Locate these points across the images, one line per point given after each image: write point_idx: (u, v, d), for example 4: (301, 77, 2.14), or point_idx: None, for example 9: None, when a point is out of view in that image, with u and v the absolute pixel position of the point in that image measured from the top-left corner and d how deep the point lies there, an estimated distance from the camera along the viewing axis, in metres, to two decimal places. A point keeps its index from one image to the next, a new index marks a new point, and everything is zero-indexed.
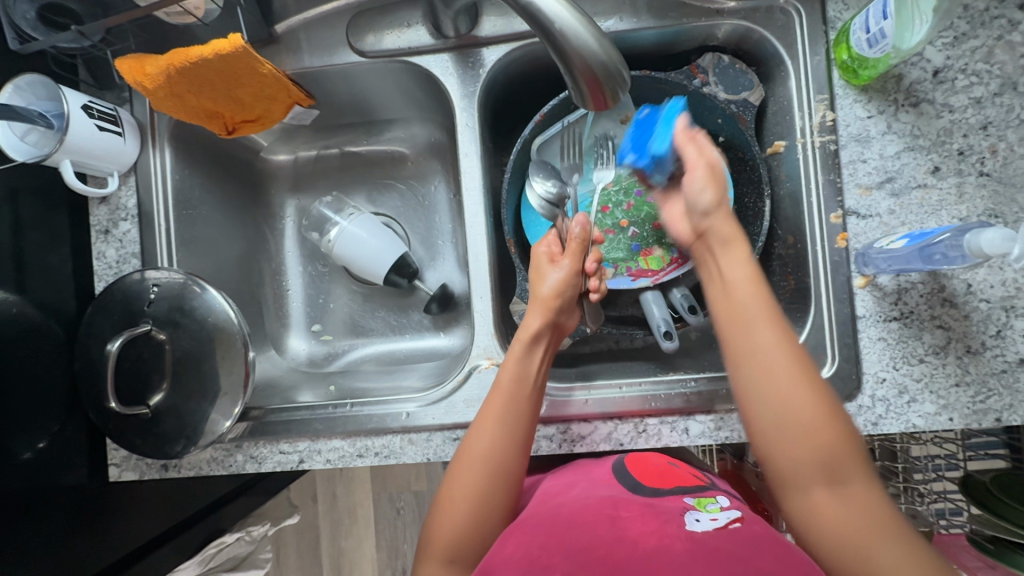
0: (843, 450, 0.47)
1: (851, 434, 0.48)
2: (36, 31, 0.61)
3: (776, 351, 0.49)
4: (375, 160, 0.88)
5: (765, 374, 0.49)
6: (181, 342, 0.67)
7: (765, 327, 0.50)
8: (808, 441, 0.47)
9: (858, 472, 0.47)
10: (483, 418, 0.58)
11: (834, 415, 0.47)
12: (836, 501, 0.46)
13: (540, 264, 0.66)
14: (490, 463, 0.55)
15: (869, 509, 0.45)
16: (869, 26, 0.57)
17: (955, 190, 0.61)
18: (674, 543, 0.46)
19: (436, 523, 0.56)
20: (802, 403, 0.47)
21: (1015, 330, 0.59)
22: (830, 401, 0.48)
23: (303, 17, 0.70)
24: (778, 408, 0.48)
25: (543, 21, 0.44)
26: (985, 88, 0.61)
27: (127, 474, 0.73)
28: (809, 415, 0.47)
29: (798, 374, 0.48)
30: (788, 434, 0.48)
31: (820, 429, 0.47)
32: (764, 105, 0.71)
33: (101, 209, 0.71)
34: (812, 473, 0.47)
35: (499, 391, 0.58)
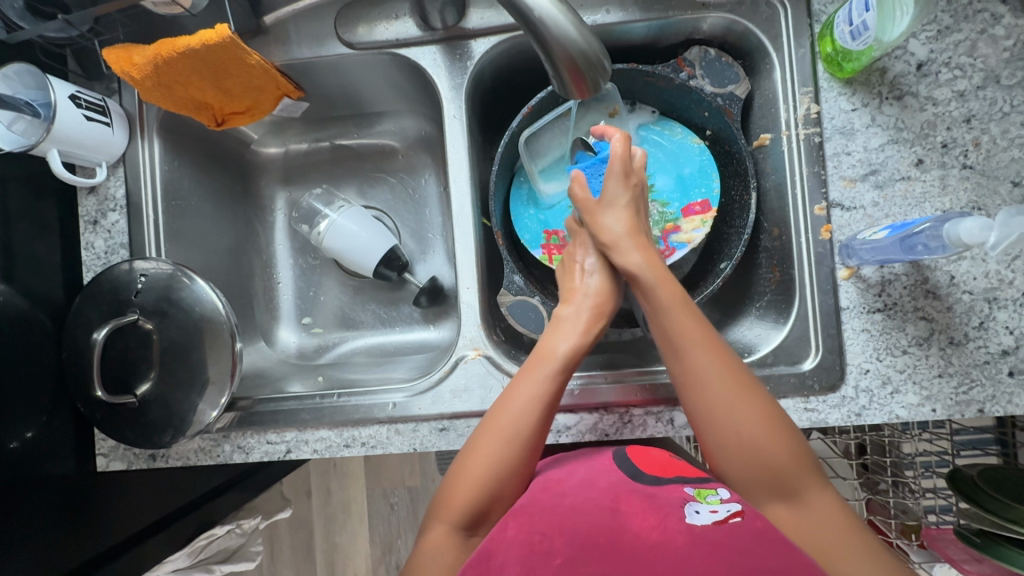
0: (793, 463, 0.51)
1: (802, 449, 0.52)
2: (23, 19, 0.60)
3: (715, 371, 0.53)
4: (365, 154, 0.88)
5: (708, 397, 0.53)
6: (169, 331, 0.67)
7: (704, 348, 0.54)
8: (759, 461, 0.51)
9: (810, 482, 0.50)
10: (522, 390, 0.59)
11: (776, 424, 0.52)
12: (796, 512, 0.50)
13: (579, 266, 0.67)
14: (528, 437, 0.56)
15: (828, 519, 0.49)
16: (852, 18, 0.57)
17: (938, 182, 0.61)
18: (676, 539, 0.46)
19: (451, 489, 0.55)
20: (746, 419, 0.52)
21: (997, 322, 0.60)
22: (775, 416, 0.52)
23: (292, 8, 0.70)
24: (726, 430, 0.52)
25: (522, 10, 0.44)
26: (969, 81, 0.61)
27: (114, 463, 0.72)
28: (756, 433, 0.51)
29: (739, 392, 0.53)
30: (740, 450, 0.52)
31: (765, 443, 0.51)
32: (751, 98, 0.72)
33: (90, 199, 0.71)
34: (767, 492, 0.51)
35: (551, 364, 0.59)
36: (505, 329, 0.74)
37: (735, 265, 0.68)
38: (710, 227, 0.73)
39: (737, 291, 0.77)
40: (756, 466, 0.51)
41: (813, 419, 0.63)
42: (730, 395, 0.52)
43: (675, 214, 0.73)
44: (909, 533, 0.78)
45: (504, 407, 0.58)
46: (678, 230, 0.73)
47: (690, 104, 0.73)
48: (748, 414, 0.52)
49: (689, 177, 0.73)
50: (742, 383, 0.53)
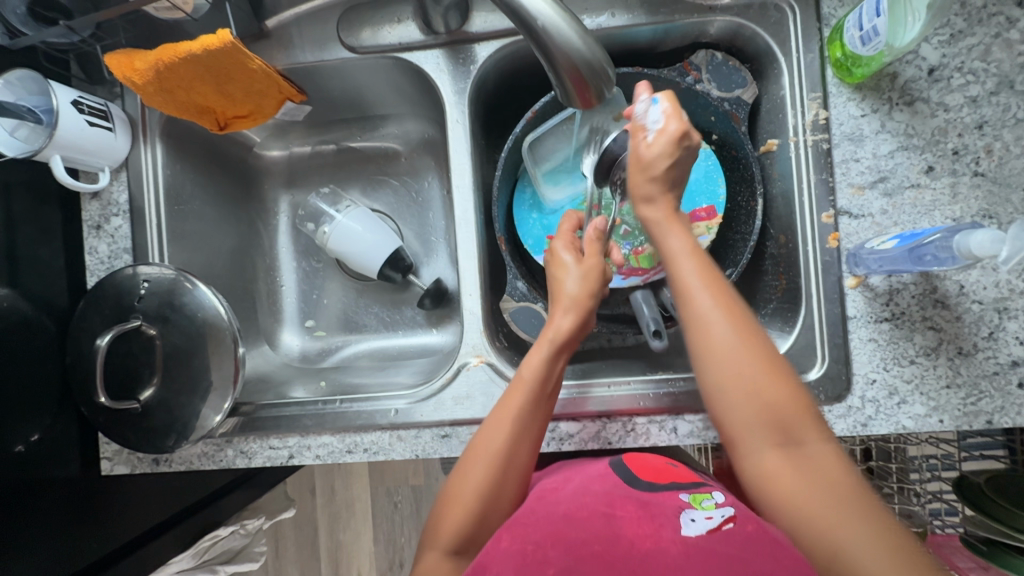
0: (793, 411, 0.46)
1: (805, 397, 0.47)
2: (27, 26, 0.60)
3: (716, 307, 0.49)
4: (368, 157, 0.88)
5: (705, 339, 0.48)
6: (172, 337, 0.67)
7: (706, 290, 0.50)
8: (759, 401, 0.46)
9: (811, 430, 0.46)
10: (498, 416, 0.56)
11: (783, 377, 0.47)
12: (793, 465, 0.45)
13: (564, 264, 0.63)
14: (502, 465, 0.55)
15: (830, 474, 0.44)
16: (863, 23, 0.56)
17: (949, 191, 0.60)
18: (669, 548, 0.47)
19: (440, 517, 0.55)
20: (744, 363, 0.47)
21: (1008, 332, 0.59)
22: (780, 364, 0.47)
23: (294, 12, 0.69)
24: (721, 368, 0.47)
25: (526, 18, 0.43)
26: (982, 87, 0.60)
27: (119, 467, 0.73)
28: (757, 375, 0.47)
29: (743, 333, 0.48)
30: (736, 392, 0.47)
31: (764, 386, 0.46)
32: (758, 103, 0.71)
33: (92, 204, 0.71)
34: (764, 437, 0.46)
35: (521, 390, 0.57)
36: (508, 334, 0.73)
37: (741, 272, 0.67)
38: (715, 233, 0.72)
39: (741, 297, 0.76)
40: (753, 409, 0.46)
41: None
42: (729, 333, 0.48)
43: None
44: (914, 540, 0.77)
45: (489, 422, 0.57)
46: None
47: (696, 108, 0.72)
48: (747, 355, 0.47)
49: (694, 183, 0.72)
50: (744, 326, 0.48)
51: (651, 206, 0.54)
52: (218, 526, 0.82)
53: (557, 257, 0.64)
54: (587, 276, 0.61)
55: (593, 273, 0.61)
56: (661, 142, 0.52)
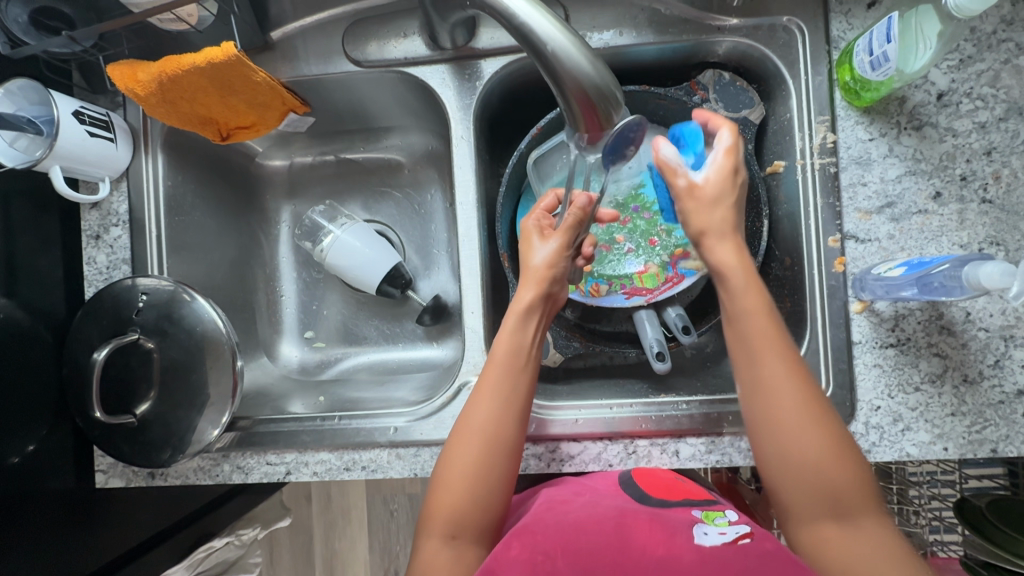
0: (852, 488, 0.47)
1: (864, 473, 0.48)
2: (28, 34, 0.59)
3: (787, 381, 0.49)
4: (370, 168, 0.87)
5: (772, 409, 0.49)
6: (169, 351, 0.66)
7: (776, 359, 0.50)
8: (819, 480, 0.47)
9: (868, 509, 0.47)
10: (478, 393, 0.56)
11: (843, 451, 0.47)
12: (845, 537, 0.46)
13: (529, 237, 0.63)
14: (486, 441, 0.54)
15: (883, 547, 0.45)
16: (872, 48, 0.56)
17: (956, 217, 0.60)
18: (683, 555, 0.46)
19: (433, 502, 0.54)
20: (809, 445, 0.47)
21: (1014, 360, 0.58)
22: (844, 444, 0.48)
23: (300, 24, 0.69)
24: (785, 449, 0.48)
25: (535, 42, 0.43)
26: (991, 113, 0.60)
27: (113, 480, 0.71)
28: (817, 455, 0.47)
29: (804, 410, 0.48)
30: (798, 469, 0.48)
31: (827, 464, 0.47)
32: (765, 124, 0.70)
33: (92, 214, 0.70)
34: (818, 511, 0.47)
35: (494, 364, 0.57)
36: None
37: None
38: None
39: None
40: (812, 486, 0.47)
41: None
42: (795, 410, 0.48)
43: (684, 238, 0.72)
44: None
45: (470, 401, 0.57)
46: (687, 256, 0.72)
47: None
48: (813, 433, 0.48)
49: None
50: (811, 401, 0.49)
51: (720, 247, 0.53)
52: (211, 538, 0.82)
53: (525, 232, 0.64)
54: (554, 253, 0.60)
55: (557, 244, 0.60)
56: (714, 177, 0.54)
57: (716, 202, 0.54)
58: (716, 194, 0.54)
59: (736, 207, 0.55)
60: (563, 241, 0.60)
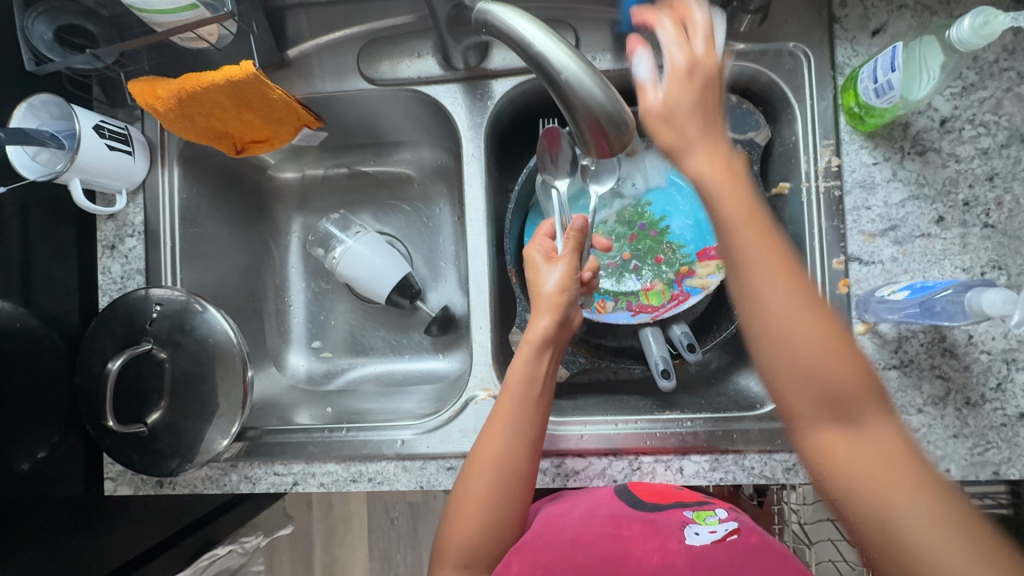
0: (857, 389, 0.42)
1: (868, 375, 0.43)
2: (52, 51, 0.61)
3: (778, 257, 0.43)
4: (380, 181, 0.88)
5: (758, 288, 0.43)
6: (181, 361, 0.67)
7: (761, 241, 0.43)
8: (813, 376, 0.42)
9: (873, 408, 0.42)
10: (492, 418, 0.58)
11: (842, 347, 0.42)
12: (853, 441, 0.41)
13: (538, 264, 0.63)
14: (501, 474, 0.55)
15: (891, 449, 0.41)
16: (877, 76, 0.57)
17: (959, 241, 0.61)
18: (676, 560, 0.49)
19: (445, 533, 0.55)
20: (805, 345, 0.42)
21: (1016, 384, 0.59)
22: (838, 333, 0.43)
23: (316, 42, 0.70)
24: (763, 294, 0.43)
25: (549, 70, 0.44)
26: (993, 139, 0.61)
27: (122, 489, 0.70)
28: (814, 372, 0.42)
29: (782, 263, 0.43)
30: (794, 347, 0.42)
31: (825, 353, 0.42)
32: (771, 146, 0.71)
33: (107, 225, 0.71)
34: (819, 409, 0.42)
35: (508, 390, 0.58)
36: None
37: None
38: (725, 272, 0.72)
39: None
40: (810, 355, 0.42)
41: None
42: (787, 318, 0.42)
43: (691, 257, 0.73)
44: None
45: (484, 430, 0.57)
46: (693, 274, 0.72)
47: None
48: (810, 345, 0.42)
49: (705, 221, 0.73)
50: (807, 319, 0.42)
51: (694, 158, 0.46)
52: (215, 545, 0.85)
53: (531, 259, 0.64)
54: (565, 276, 0.60)
55: (568, 267, 0.61)
56: (673, 85, 0.46)
57: (671, 105, 0.46)
58: (681, 83, 0.46)
59: (711, 96, 0.46)
60: (573, 262, 0.61)
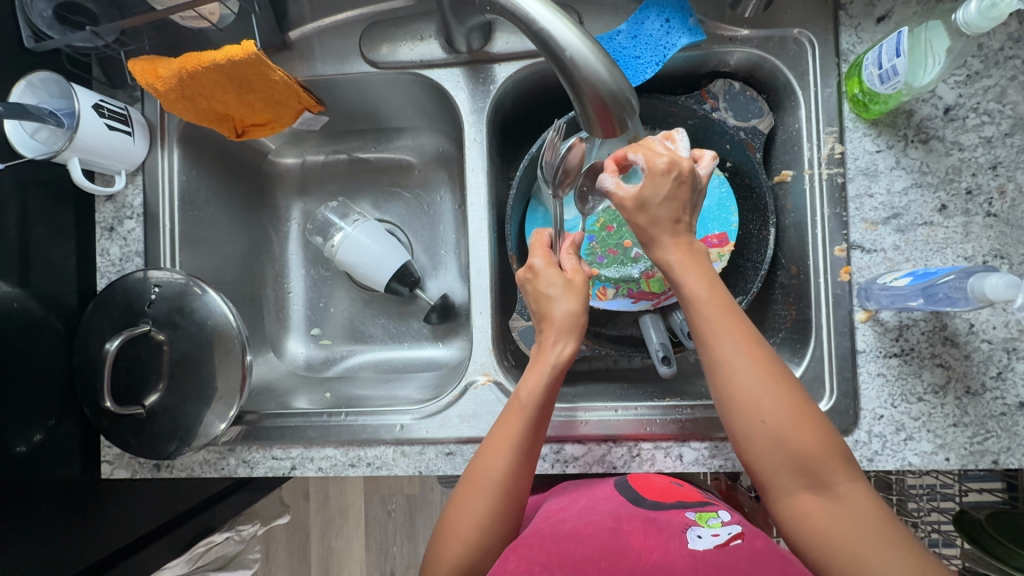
0: (819, 450, 0.46)
1: (832, 436, 0.47)
2: (52, 29, 0.61)
3: (756, 386, 0.47)
4: (381, 168, 0.88)
5: (735, 392, 0.47)
6: (180, 344, 0.67)
7: (741, 362, 0.47)
8: (785, 448, 0.46)
9: (840, 472, 0.46)
10: (498, 441, 0.55)
11: (805, 414, 0.46)
12: (824, 506, 0.45)
13: (550, 280, 0.58)
14: (500, 491, 0.54)
15: (859, 511, 0.45)
16: (881, 62, 0.57)
17: (961, 229, 0.60)
18: (677, 560, 0.47)
19: (438, 548, 0.54)
20: (771, 406, 0.46)
21: (1016, 373, 0.59)
22: (802, 399, 0.47)
23: (318, 25, 0.70)
24: (749, 418, 0.47)
25: (553, 47, 0.44)
26: (996, 128, 0.61)
27: (118, 472, 0.72)
28: (779, 421, 0.46)
29: (770, 380, 0.47)
30: (766, 433, 0.46)
31: (792, 432, 0.46)
32: (773, 134, 0.71)
33: (107, 206, 0.71)
34: (793, 481, 0.46)
35: (519, 415, 0.55)
36: (515, 352, 0.73)
37: (751, 300, 0.67)
38: (726, 260, 0.72)
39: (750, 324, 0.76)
40: (781, 461, 0.46)
41: None
42: (753, 374, 0.47)
43: None
44: None
45: (484, 447, 0.56)
46: None
47: (711, 135, 0.73)
48: (772, 396, 0.46)
49: (707, 210, 0.73)
50: (768, 369, 0.47)
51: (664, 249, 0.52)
52: (211, 533, 0.82)
53: (540, 273, 0.59)
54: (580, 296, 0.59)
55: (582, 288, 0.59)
56: (651, 178, 0.51)
57: (649, 201, 0.51)
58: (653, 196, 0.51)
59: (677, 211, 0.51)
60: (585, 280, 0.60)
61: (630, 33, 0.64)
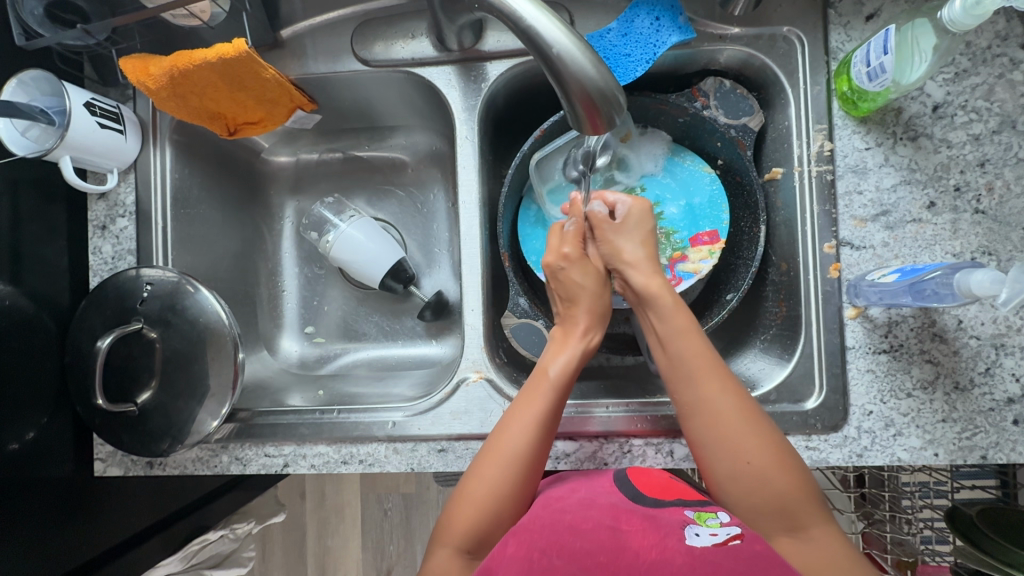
0: (798, 496, 0.51)
1: (808, 482, 0.52)
2: (42, 27, 0.61)
3: (743, 428, 0.53)
4: (375, 166, 0.88)
5: (721, 434, 0.53)
6: (172, 341, 0.67)
7: (729, 407, 0.53)
8: (764, 492, 0.51)
9: (816, 518, 0.50)
10: (522, 405, 0.58)
11: (784, 458, 0.52)
12: (801, 547, 0.49)
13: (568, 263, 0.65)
14: (521, 463, 0.55)
15: (834, 554, 0.48)
16: (869, 59, 0.57)
17: (950, 226, 0.61)
18: (675, 558, 0.46)
19: (450, 515, 0.55)
20: (754, 449, 0.52)
21: (1004, 369, 0.59)
22: (784, 449, 0.52)
23: (309, 23, 0.70)
24: (736, 461, 0.52)
25: (541, 45, 0.44)
26: (984, 125, 0.61)
27: (112, 469, 0.70)
28: (761, 463, 0.51)
29: (750, 429, 0.53)
30: (748, 474, 0.51)
31: (774, 475, 0.51)
32: (764, 131, 0.71)
33: (99, 204, 0.71)
34: (772, 523, 0.51)
35: (546, 384, 0.59)
36: (507, 350, 0.73)
37: (741, 297, 0.67)
38: (718, 258, 0.72)
39: (742, 322, 0.76)
40: (764, 502, 0.51)
41: (814, 458, 0.62)
42: (737, 420, 0.53)
43: (683, 243, 0.73)
44: (904, 567, 0.79)
45: (507, 418, 0.58)
46: (686, 259, 0.72)
47: (703, 133, 0.73)
48: (753, 440, 0.52)
49: (699, 208, 0.73)
50: (749, 415, 0.53)
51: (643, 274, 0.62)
52: (206, 531, 0.83)
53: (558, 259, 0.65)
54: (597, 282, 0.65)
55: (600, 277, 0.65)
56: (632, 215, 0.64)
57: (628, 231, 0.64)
58: (630, 233, 0.64)
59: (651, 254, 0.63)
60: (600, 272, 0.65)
61: (620, 31, 0.65)
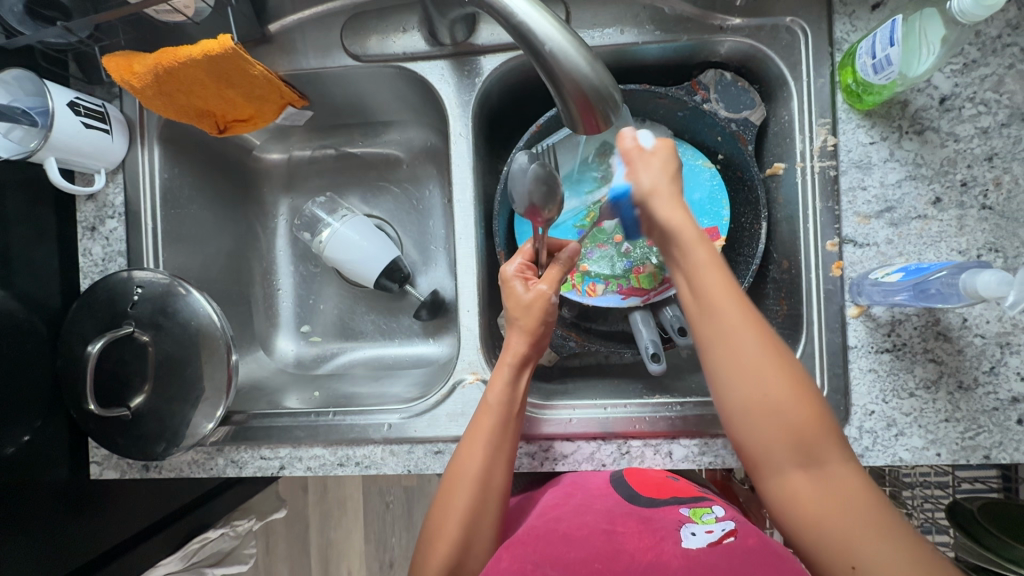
0: (816, 430, 0.45)
1: (826, 414, 0.46)
2: (24, 24, 0.60)
3: (739, 322, 0.46)
4: (368, 163, 0.87)
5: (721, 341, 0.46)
6: (164, 344, 0.66)
7: (726, 299, 0.46)
8: (781, 425, 0.45)
9: (834, 451, 0.46)
10: (471, 440, 0.57)
11: (802, 390, 0.45)
12: (814, 482, 0.45)
13: (520, 286, 0.61)
14: (481, 488, 0.55)
15: (847, 488, 0.45)
16: (875, 51, 0.55)
17: (955, 222, 0.59)
18: (671, 561, 0.47)
19: (426, 554, 0.54)
20: (735, 326, 0.46)
21: (1009, 368, 0.58)
22: (797, 373, 0.46)
23: (298, 17, 0.68)
24: (725, 357, 0.46)
25: (533, 40, 0.43)
26: (993, 118, 0.59)
27: (107, 473, 0.71)
28: (753, 349, 0.45)
29: (752, 326, 0.46)
30: (734, 359, 0.46)
31: (788, 407, 0.45)
32: (766, 125, 0.70)
33: (88, 205, 0.70)
34: (787, 461, 0.45)
35: (488, 414, 0.57)
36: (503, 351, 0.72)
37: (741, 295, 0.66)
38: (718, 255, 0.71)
39: None
40: (770, 429, 0.45)
41: None
42: (727, 295, 0.46)
43: None
44: None
45: (463, 447, 0.57)
46: None
47: (703, 127, 0.72)
48: (735, 314, 0.46)
49: (699, 203, 0.72)
50: (749, 310, 0.46)
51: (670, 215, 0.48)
52: (206, 529, 0.83)
53: (515, 288, 0.61)
54: (544, 301, 0.59)
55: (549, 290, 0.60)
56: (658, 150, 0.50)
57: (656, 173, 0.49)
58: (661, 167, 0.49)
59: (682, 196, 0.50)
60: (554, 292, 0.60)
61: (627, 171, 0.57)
